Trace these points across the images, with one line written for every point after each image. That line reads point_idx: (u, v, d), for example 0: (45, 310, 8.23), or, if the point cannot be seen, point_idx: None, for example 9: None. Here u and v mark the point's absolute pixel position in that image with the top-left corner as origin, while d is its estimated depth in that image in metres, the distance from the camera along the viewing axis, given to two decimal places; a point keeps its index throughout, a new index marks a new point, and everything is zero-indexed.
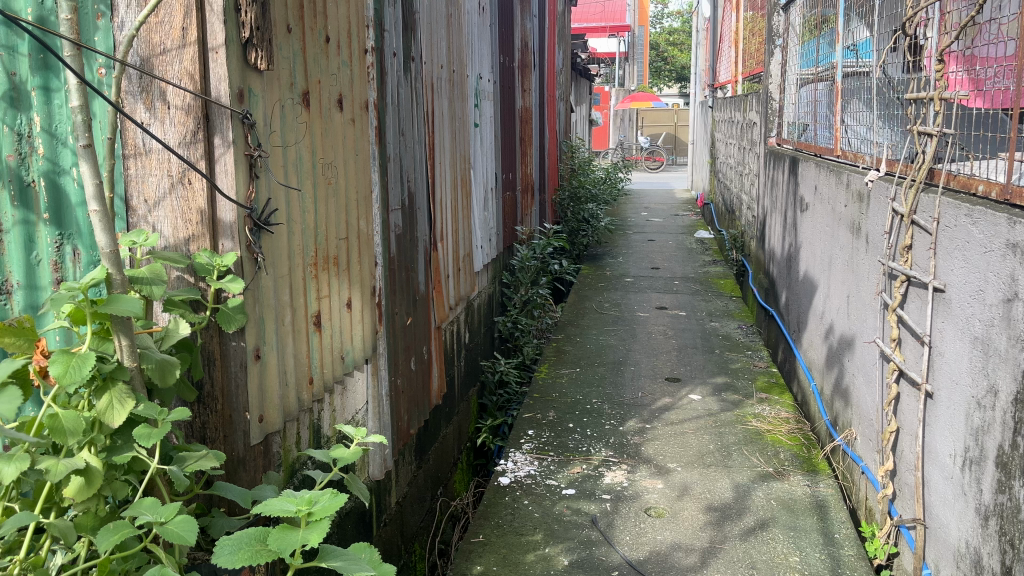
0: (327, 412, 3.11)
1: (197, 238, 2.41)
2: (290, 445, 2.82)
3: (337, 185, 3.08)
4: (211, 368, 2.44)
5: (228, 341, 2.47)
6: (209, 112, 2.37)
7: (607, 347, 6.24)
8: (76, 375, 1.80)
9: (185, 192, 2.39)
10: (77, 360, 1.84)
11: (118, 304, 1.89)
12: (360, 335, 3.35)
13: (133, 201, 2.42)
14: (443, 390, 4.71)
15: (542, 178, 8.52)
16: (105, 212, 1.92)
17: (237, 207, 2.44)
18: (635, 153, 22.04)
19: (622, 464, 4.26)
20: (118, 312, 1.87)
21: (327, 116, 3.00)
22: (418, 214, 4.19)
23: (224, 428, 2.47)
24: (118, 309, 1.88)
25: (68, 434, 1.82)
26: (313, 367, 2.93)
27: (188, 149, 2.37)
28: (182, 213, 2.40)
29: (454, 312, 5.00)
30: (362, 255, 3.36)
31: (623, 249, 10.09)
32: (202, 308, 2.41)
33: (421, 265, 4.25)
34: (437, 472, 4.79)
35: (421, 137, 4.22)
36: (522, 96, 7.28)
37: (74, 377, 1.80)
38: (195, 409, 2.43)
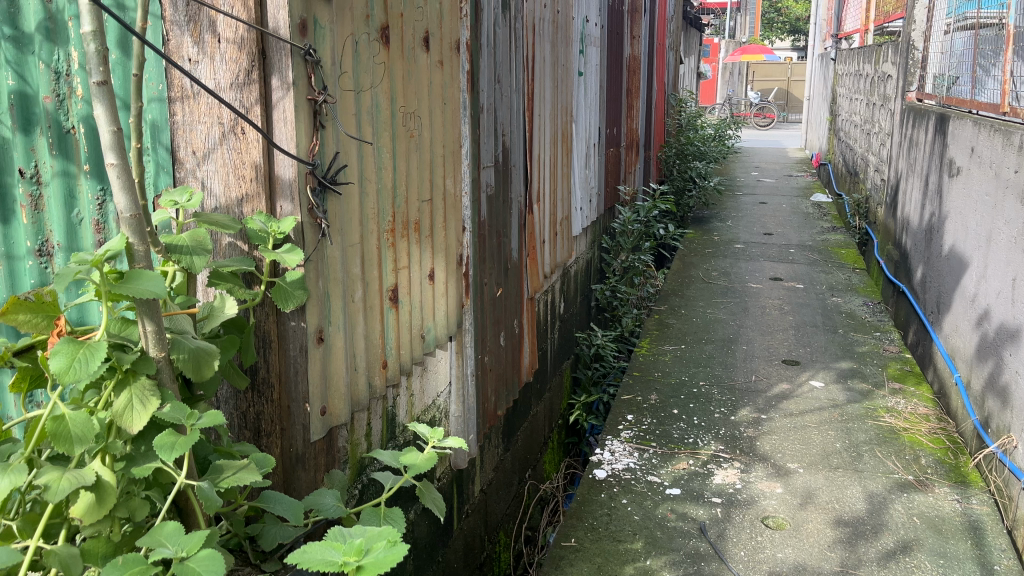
0: (404, 398, 2.73)
1: (251, 199, 2.04)
2: (359, 438, 2.45)
3: (420, 139, 2.65)
4: (266, 351, 2.11)
5: (287, 320, 2.11)
6: (266, 47, 1.99)
7: (716, 322, 5.69)
8: (82, 372, 1.45)
9: (238, 143, 2.02)
10: (87, 351, 1.49)
11: (139, 282, 1.53)
12: (444, 311, 2.95)
13: (180, 152, 2.05)
14: (535, 366, 4.29)
15: (648, 134, 7.91)
16: (125, 167, 1.54)
17: (298, 162, 2.02)
18: (745, 108, 20.85)
19: (735, 462, 3.76)
20: (138, 292, 1.51)
21: (411, 57, 2.56)
22: (513, 172, 3.74)
23: (281, 421, 2.16)
24: (138, 289, 1.52)
25: (76, 440, 1.49)
26: (387, 349, 2.53)
27: (242, 91, 1.99)
28: (234, 169, 2.03)
29: (549, 280, 4.56)
30: (449, 218, 2.94)
31: (733, 211, 9.40)
32: (256, 282, 2.06)
33: (514, 229, 3.81)
34: (526, 454, 4.41)
35: (519, 86, 3.74)
36: (630, 44, 6.67)
37: (78, 373, 1.45)
38: (249, 397, 2.15)
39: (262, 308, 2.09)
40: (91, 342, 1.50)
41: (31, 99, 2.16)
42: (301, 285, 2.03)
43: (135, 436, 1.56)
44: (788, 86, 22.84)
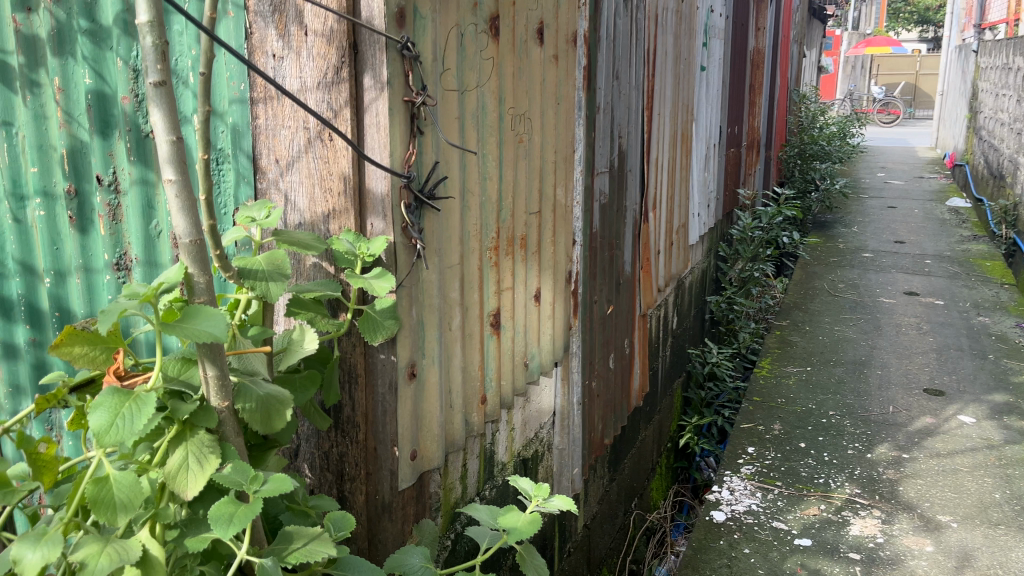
0: (504, 433, 2.45)
1: (339, 215, 1.78)
2: (453, 482, 2.18)
3: (530, 144, 2.35)
4: (352, 386, 1.87)
5: (375, 353, 1.85)
6: (359, 40, 1.73)
7: (845, 341, 5.17)
8: (126, 430, 1.21)
9: (325, 151, 1.76)
10: (134, 405, 1.25)
11: (195, 321, 1.29)
12: (551, 335, 2.64)
13: (262, 160, 1.83)
14: (645, 387, 3.93)
15: (770, 134, 7.37)
16: (185, 184, 1.31)
17: (392, 175, 1.74)
18: (868, 104, 19.63)
19: (874, 510, 3.30)
20: (193, 332, 1.27)
21: (522, 51, 2.26)
22: (628, 177, 3.40)
23: (367, 464, 1.91)
24: (194, 329, 1.28)
25: (120, 508, 1.26)
26: (487, 381, 2.24)
27: (329, 92, 1.74)
28: (320, 181, 1.78)
29: (663, 294, 4.19)
30: (558, 231, 2.62)
31: (859, 216, 8.70)
32: (342, 310, 1.81)
33: (628, 240, 3.47)
34: (633, 482, 4.05)
35: (639, 82, 3.39)
36: (755, 36, 6.19)
37: (122, 432, 1.21)
38: (333, 437, 1.91)
39: (349, 338, 1.85)
40: (139, 393, 1.27)
41: (109, 100, 2.06)
42: (393, 314, 1.77)
43: (189, 501, 1.33)
44: (917, 80, 21.39)
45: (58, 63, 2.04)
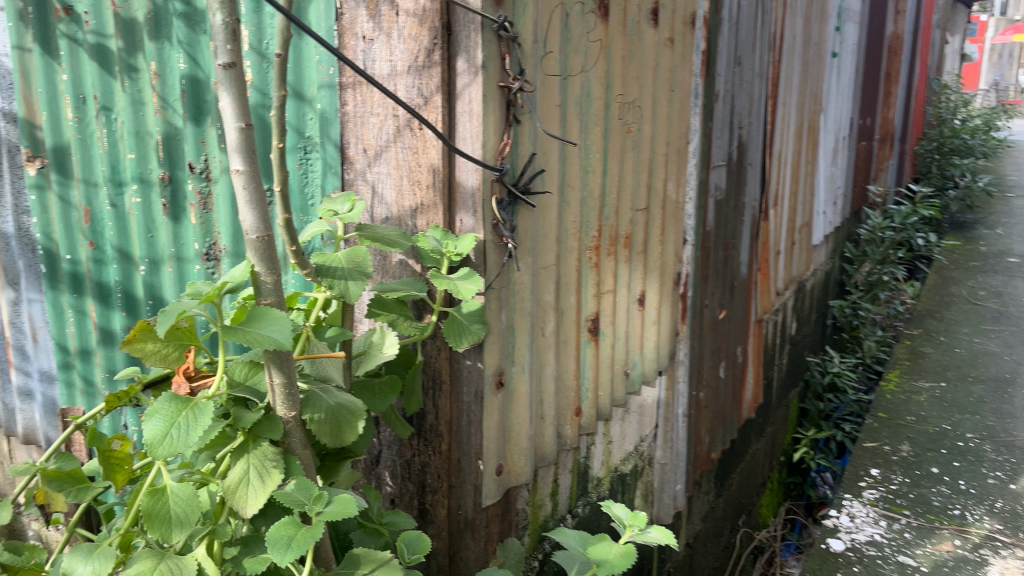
0: (600, 447, 2.28)
1: (427, 209, 1.65)
2: (542, 499, 2.04)
3: (639, 135, 2.15)
4: (436, 392, 1.75)
5: (461, 359, 1.72)
6: (453, 21, 1.59)
7: (986, 355, 4.69)
8: (179, 443, 1.12)
9: (414, 141, 1.64)
10: (191, 414, 1.16)
11: (259, 325, 1.19)
12: (655, 341, 2.44)
13: (350, 149, 1.72)
14: (758, 398, 3.66)
15: (906, 126, 6.83)
16: (253, 175, 1.20)
17: (484, 169, 1.60)
18: (1016, 96, 18.14)
19: (1017, 550, 2.94)
20: (256, 339, 1.17)
21: (634, 33, 2.07)
22: (748, 172, 3.14)
23: (449, 476, 1.79)
24: (256, 335, 1.17)
25: (175, 524, 1.18)
26: (582, 392, 2.08)
27: (420, 76, 1.61)
28: (408, 173, 1.66)
29: (781, 298, 3.89)
30: (667, 230, 2.42)
31: (1005, 217, 7.97)
32: (427, 312, 1.69)
33: (745, 240, 3.21)
34: (741, 498, 3.79)
35: (763, 69, 3.12)
36: (894, 21, 5.72)
37: (174, 445, 1.12)
38: (416, 445, 1.80)
39: (434, 341, 1.73)
40: (197, 401, 1.17)
41: (202, 85, 2.02)
42: (480, 318, 1.63)
43: (249, 518, 1.23)
44: None
45: (155, 48, 2.03)
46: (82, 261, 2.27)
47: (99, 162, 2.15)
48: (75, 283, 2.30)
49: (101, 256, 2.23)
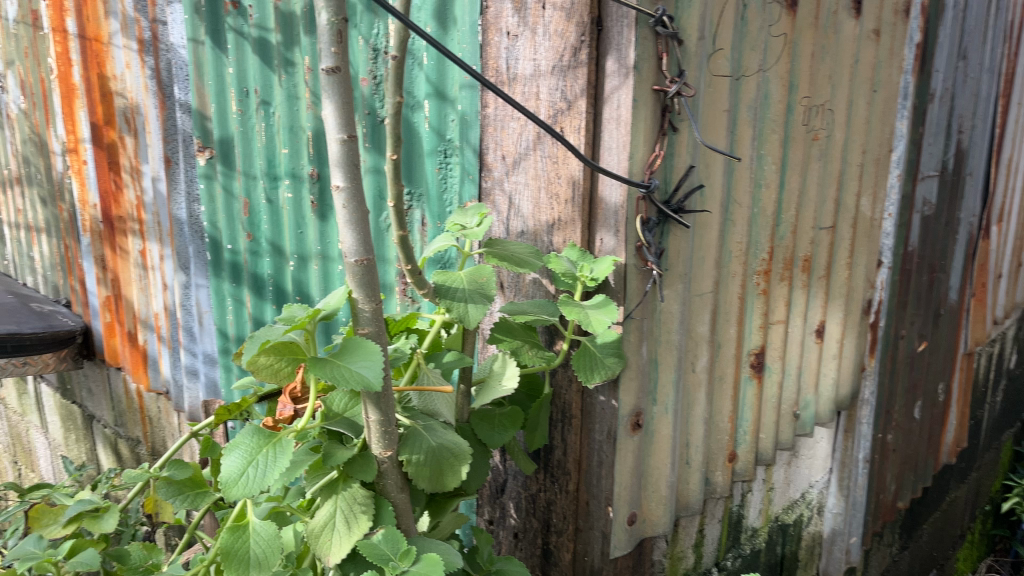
0: (758, 494, 2.02)
1: (564, 226, 1.50)
2: (682, 550, 1.83)
3: (829, 143, 1.85)
4: (566, 427, 1.60)
5: (594, 395, 1.55)
6: (605, 15, 1.40)
7: None
8: (255, 484, 1.04)
9: (555, 150, 1.48)
10: (272, 452, 1.07)
11: (351, 360, 1.08)
12: (835, 379, 2.13)
13: (488, 155, 1.59)
14: (961, 441, 3.18)
15: None
16: (354, 192, 1.08)
17: (629, 185, 1.41)
18: None
19: None
20: (344, 377, 1.06)
21: (831, 24, 1.77)
22: (966, 183, 2.69)
23: (577, 518, 1.65)
24: (346, 372, 1.07)
25: (253, 566, 1.10)
26: (738, 434, 1.83)
27: (564, 78, 1.44)
28: (546, 185, 1.51)
29: (999, 328, 3.36)
30: (859, 252, 2.08)
31: None
32: (558, 338, 1.54)
33: (958, 261, 2.77)
34: (933, 551, 3.33)
35: (994, 62, 2.65)
36: None
37: (249, 485, 1.03)
38: (541, 479, 1.67)
39: (566, 372, 1.57)
40: (280, 438, 1.09)
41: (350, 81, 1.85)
42: (615, 351, 1.46)
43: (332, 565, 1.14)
44: None
45: (309, 42, 1.97)
46: (241, 251, 2.30)
47: (258, 155, 2.14)
48: (234, 273, 2.34)
49: (257, 247, 2.24)
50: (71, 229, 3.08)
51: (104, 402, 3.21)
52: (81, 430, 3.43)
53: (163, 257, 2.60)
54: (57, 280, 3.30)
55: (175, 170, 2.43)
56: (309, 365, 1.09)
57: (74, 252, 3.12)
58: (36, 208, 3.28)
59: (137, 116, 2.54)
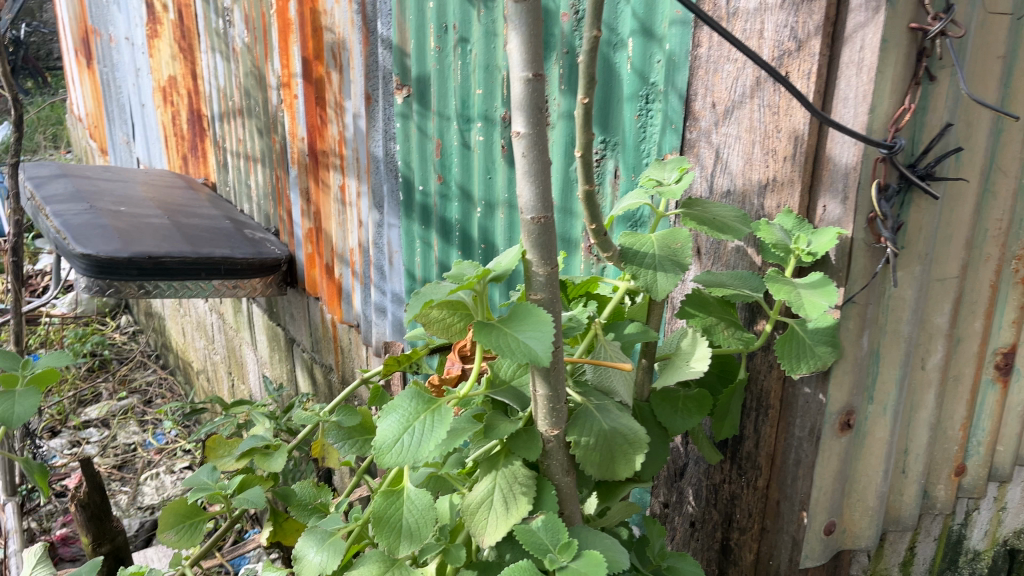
0: (986, 513, 1.73)
1: (779, 188, 1.30)
2: (885, 567, 1.60)
3: None
4: (761, 416, 1.41)
5: (797, 386, 1.36)
6: None
7: None
8: (409, 453, 0.94)
9: (777, 98, 1.27)
10: (429, 421, 0.97)
11: (519, 329, 0.97)
12: None
13: (696, 102, 1.40)
14: None
15: None
16: (537, 140, 0.95)
17: (865, 145, 1.18)
18: None
19: None
20: (509, 347, 0.95)
21: None
22: None
23: (766, 518, 1.47)
24: (512, 342, 0.95)
25: (405, 536, 1.02)
26: (970, 445, 1.55)
27: (797, 13, 1.22)
28: (761, 140, 1.30)
29: None
30: None
31: None
32: (760, 317, 1.35)
33: None
34: None
35: None
36: None
37: (403, 454, 0.94)
38: (727, 469, 1.50)
39: (766, 356, 1.38)
40: (439, 406, 0.99)
41: (551, 16, 1.71)
42: (830, 339, 1.27)
43: (486, 547, 1.04)
44: None
45: None
46: (431, 193, 2.26)
47: (453, 95, 2.08)
48: (424, 214, 2.32)
49: (447, 190, 2.20)
50: (282, 160, 3.21)
51: (303, 327, 3.36)
52: (283, 351, 3.63)
53: (359, 193, 2.63)
54: (269, 208, 3.47)
55: (375, 107, 2.43)
56: (474, 330, 0.99)
57: (283, 183, 3.25)
58: (253, 138, 3.45)
59: (342, 51, 2.55)
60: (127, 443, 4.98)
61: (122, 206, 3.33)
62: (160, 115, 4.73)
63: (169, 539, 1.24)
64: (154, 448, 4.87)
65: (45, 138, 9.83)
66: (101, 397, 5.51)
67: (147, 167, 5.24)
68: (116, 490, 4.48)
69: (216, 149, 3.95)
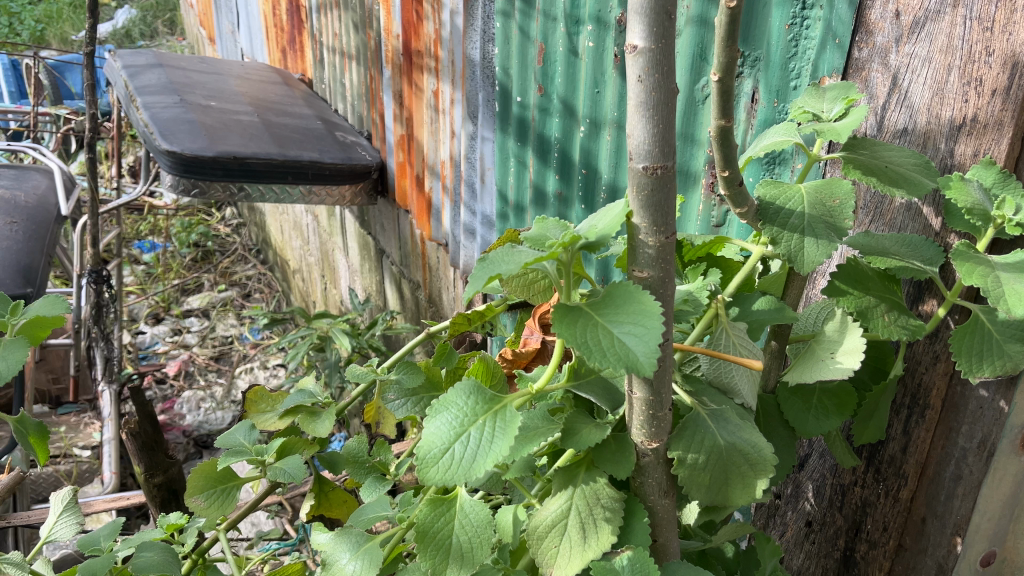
0: None
1: (981, 130, 0.97)
2: None
3: None
4: (916, 417, 1.13)
5: (968, 389, 1.08)
6: None
7: None
8: (459, 470, 0.72)
9: (993, 8, 0.93)
10: (488, 429, 0.75)
11: (614, 319, 0.72)
12: None
13: (874, 11, 1.08)
14: None
15: None
16: (662, 59, 0.68)
17: None
18: None
19: None
20: (598, 344, 0.71)
21: None
22: None
23: (903, 536, 1.21)
24: (603, 339, 0.71)
25: (453, 558, 0.81)
26: None
27: None
28: (961, 64, 0.97)
29: None
30: None
31: None
32: (929, 300, 1.06)
33: None
34: None
35: None
36: None
37: (453, 470, 0.72)
38: (859, 471, 1.23)
39: (930, 345, 1.09)
40: (503, 410, 0.76)
41: None
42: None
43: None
44: None
45: None
46: (531, 106, 2.00)
47: None
48: (521, 129, 2.06)
49: (548, 104, 1.92)
50: (376, 59, 2.98)
51: (392, 239, 3.19)
52: (372, 261, 3.49)
53: (453, 101, 2.38)
54: (363, 110, 3.27)
55: (474, 2, 2.14)
56: (553, 314, 0.74)
57: (377, 84, 3.02)
58: (349, 33, 3.22)
59: None
60: (224, 334, 5.04)
61: (213, 100, 3.18)
62: (262, 4, 4.54)
63: (197, 505, 1.14)
64: (250, 343, 4.91)
65: (163, 25, 9.89)
66: (204, 288, 5.60)
67: (250, 59, 5.11)
68: (212, 381, 4.55)
69: (313, 44, 3.75)
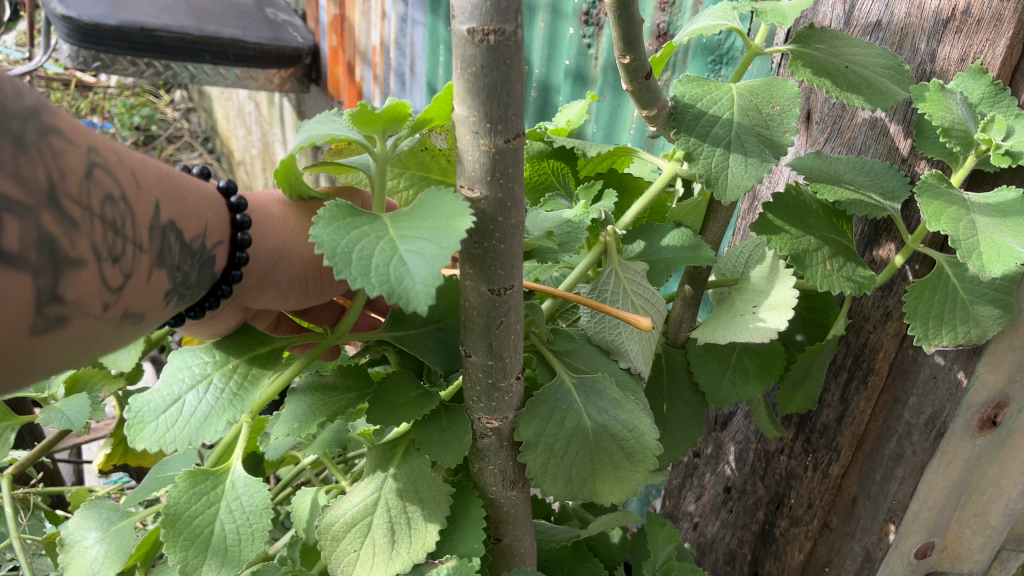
0: None
1: (973, 27, 0.74)
2: None
3: None
4: (860, 385, 0.92)
5: (922, 355, 0.87)
6: None
7: None
8: (183, 430, 0.61)
9: None
10: (229, 385, 0.64)
11: (405, 233, 0.50)
12: None
13: None
14: None
15: None
16: None
17: None
18: None
19: None
20: (373, 268, 0.47)
21: None
22: None
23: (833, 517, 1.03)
24: (376, 256, 0.48)
25: (215, 552, 0.65)
26: None
27: None
28: None
29: None
30: None
31: None
32: (889, 243, 0.84)
33: None
34: None
35: None
36: None
37: (167, 433, 0.61)
38: (788, 438, 1.02)
39: (882, 299, 0.87)
40: (250, 352, 0.66)
41: None
42: (1001, 298, 0.76)
43: None
44: None
45: None
46: None
47: None
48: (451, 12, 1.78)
49: None
50: None
51: None
52: None
53: None
54: None
55: None
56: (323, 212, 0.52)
57: None
58: None
59: None
60: None
61: None
62: None
63: None
64: None
65: None
66: None
67: None
68: None
69: None
